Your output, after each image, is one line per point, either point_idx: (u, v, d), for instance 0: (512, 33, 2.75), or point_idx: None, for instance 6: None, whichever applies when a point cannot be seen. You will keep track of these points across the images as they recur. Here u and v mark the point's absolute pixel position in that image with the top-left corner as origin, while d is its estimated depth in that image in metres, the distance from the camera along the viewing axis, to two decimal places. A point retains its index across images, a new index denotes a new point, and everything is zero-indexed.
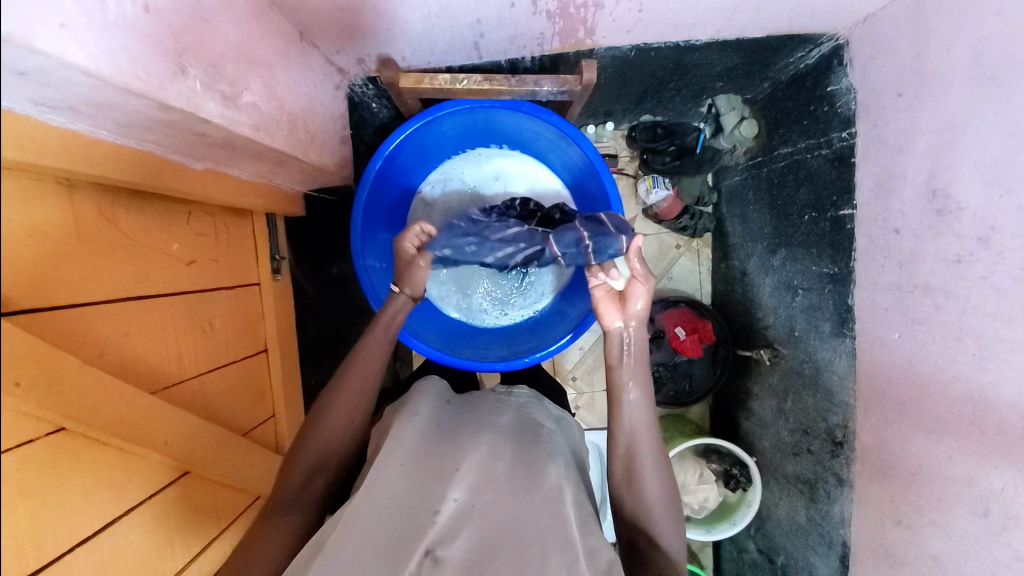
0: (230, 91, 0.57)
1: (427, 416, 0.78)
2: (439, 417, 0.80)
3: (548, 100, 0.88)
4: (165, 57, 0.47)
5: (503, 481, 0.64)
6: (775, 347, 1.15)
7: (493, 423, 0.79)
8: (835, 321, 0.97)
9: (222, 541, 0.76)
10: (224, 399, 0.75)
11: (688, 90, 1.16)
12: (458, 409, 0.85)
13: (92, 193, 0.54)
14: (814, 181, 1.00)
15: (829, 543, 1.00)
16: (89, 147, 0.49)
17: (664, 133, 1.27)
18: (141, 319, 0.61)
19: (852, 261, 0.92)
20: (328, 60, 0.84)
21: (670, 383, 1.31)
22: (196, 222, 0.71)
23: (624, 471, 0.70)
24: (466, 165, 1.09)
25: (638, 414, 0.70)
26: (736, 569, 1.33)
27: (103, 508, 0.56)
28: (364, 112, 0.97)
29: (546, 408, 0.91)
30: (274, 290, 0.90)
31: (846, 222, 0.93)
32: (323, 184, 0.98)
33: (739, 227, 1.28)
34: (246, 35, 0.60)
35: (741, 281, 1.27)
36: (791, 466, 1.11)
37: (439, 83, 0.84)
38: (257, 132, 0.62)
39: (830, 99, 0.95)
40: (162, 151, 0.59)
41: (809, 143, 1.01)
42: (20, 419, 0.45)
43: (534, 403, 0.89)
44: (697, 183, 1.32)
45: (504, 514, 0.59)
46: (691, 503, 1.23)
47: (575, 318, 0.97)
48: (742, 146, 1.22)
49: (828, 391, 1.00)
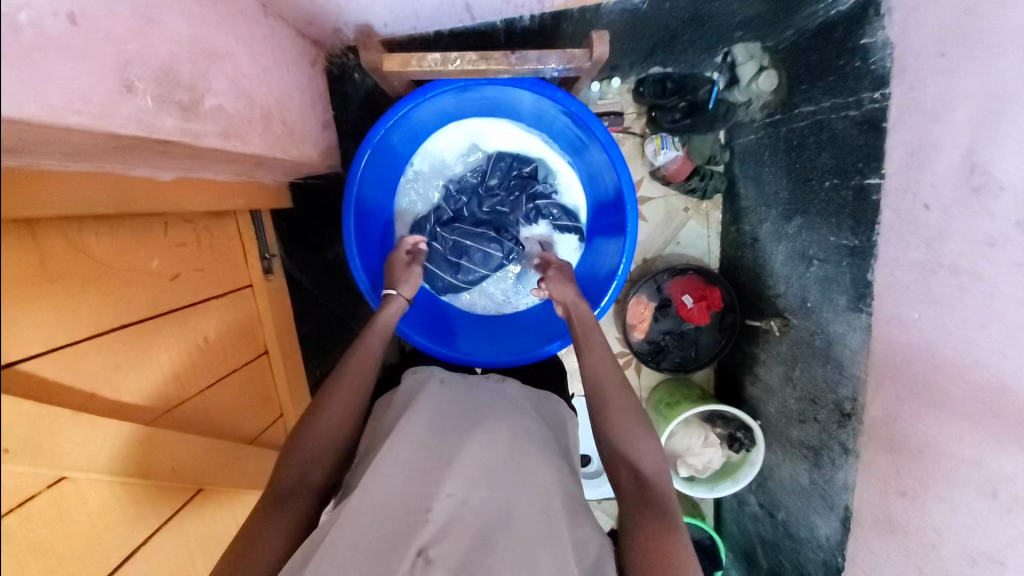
0: (189, 99, 0.50)
1: (429, 407, 0.75)
2: (437, 403, 0.76)
3: (555, 75, 0.82)
4: (105, 74, 0.40)
5: (514, 484, 0.63)
6: (785, 316, 1.13)
7: (501, 412, 0.77)
8: (851, 295, 0.93)
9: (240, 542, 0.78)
10: (230, 410, 0.74)
11: (702, 42, 1.09)
12: (451, 390, 0.82)
13: (56, 224, 0.49)
14: (838, 146, 0.93)
15: (830, 505, 1.03)
16: (41, 180, 0.43)
17: (675, 87, 1.20)
18: (128, 345, 0.58)
19: (875, 235, 0.87)
20: (299, 32, 0.75)
21: (676, 350, 1.30)
22: (175, 232, 0.65)
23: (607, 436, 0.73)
24: (453, 141, 1.01)
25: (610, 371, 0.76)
26: (737, 520, 1.39)
27: (122, 541, 0.56)
28: (347, 86, 0.89)
29: (547, 401, 0.90)
30: (268, 289, 0.86)
31: (871, 193, 0.87)
32: (311, 172, 0.91)
33: (753, 190, 1.21)
34: (200, 24, 0.51)
35: (752, 246, 1.22)
36: (795, 431, 1.12)
37: (430, 65, 0.77)
38: (227, 140, 0.55)
39: (863, 53, 0.86)
40: (124, 167, 0.52)
41: (835, 102, 0.93)
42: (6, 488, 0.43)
43: (529, 393, 0.88)
44: (708, 142, 1.25)
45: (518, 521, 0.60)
46: (696, 464, 1.24)
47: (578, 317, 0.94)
48: (760, 100, 1.14)
49: (838, 363, 0.98)
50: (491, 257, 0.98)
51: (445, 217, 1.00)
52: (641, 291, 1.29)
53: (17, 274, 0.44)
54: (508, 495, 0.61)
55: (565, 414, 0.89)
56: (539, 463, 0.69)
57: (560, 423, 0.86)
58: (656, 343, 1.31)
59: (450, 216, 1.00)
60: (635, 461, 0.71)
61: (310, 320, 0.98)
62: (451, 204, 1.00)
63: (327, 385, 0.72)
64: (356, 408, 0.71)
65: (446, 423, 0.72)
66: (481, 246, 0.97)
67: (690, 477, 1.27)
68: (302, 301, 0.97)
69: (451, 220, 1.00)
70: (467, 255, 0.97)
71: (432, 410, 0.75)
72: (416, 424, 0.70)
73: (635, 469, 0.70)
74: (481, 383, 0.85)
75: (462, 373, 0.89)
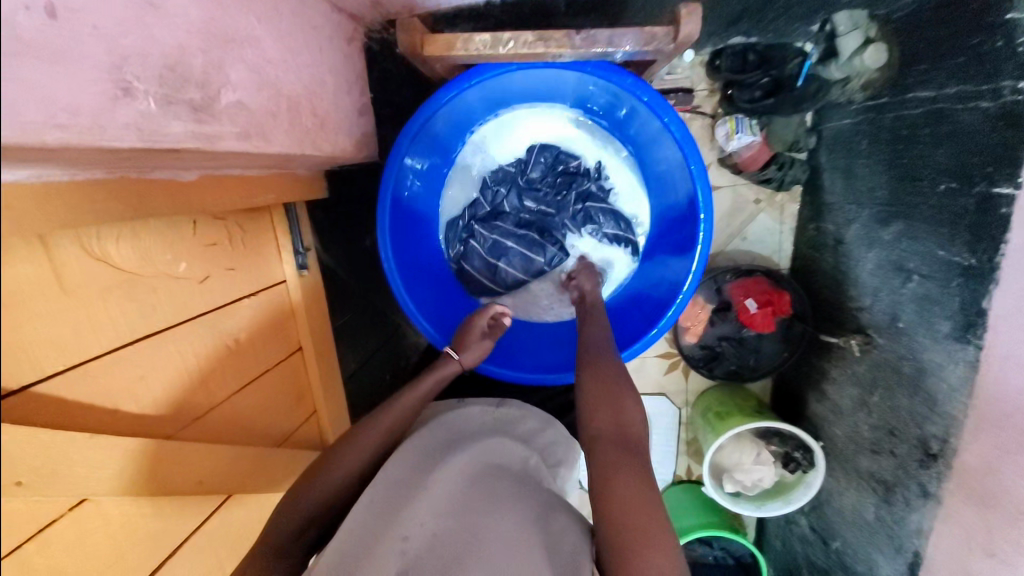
0: (202, 97, 0.44)
1: (433, 431, 0.75)
2: (432, 429, 0.75)
3: (623, 58, 0.72)
4: (94, 76, 0.34)
5: (501, 510, 0.60)
6: (869, 334, 0.99)
7: (495, 437, 0.75)
8: (958, 323, 0.79)
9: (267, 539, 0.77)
10: (262, 413, 0.72)
11: (800, 8, 0.93)
12: (459, 419, 0.80)
13: (73, 233, 0.45)
14: (959, 142, 0.77)
15: (898, 548, 0.92)
16: (56, 192, 0.39)
17: (757, 60, 1.05)
18: (152, 355, 0.55)
19: (998, 255, 0.72)
20: (335, 5, 0.67)
21: (732, 358, 1.20)
22: (205, 232, 0.61)
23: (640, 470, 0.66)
24: (498, 135, 0.93)
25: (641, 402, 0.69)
26: (783, 538, 1.29)
27: (148, 554, 0.55)
28: (387, 65, 0.81)
29: (555, 430, 0.86)
30: (304, 285, 0.82)
31: (999, 204, 0.72)
32: (348, 161, 0.85)
33: (840, 184, 1.05)
34: (216, 5, 0.44)
35: (835, 249, 1.07)
36: (866, 462, 1.00)
37: (477, 49, 0.68)
38: (248, 141, 0.49)
39: (1007, 31, 0.68)
40: (140, 169, 0.48)
41: (962, 90, 0.76)
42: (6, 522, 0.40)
43: (533, 418, 0.85)
44: (792, 125, 1.09)
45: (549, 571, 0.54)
46: (743, 480, 1.15)
47: (636, 330, 0.86)
48: (861, 79, 0.98)
49: (930, 397, 0.85)
50: (533, 263, 0.91)
51: (482, 213, 0.93)
52: (699, 291, 1.17)
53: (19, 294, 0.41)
54: (504, 525, 0.58)
55: (565, 447, 0.85)
56: (535, 496, 0.66)
57: (553, 457, 0.82)
58: (711, 350, 1.20)
59: (488, 212, 0.93)
60: None
61: (346, 311, 0.93)
62: (488, 197, 0.93)
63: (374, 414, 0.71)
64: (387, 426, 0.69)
65: (437, 447, 0.71)
66: (522, 250, 0.91)
67: (736, 493, 1.18)
68: (339, 292, 0.92)
69: (489, 216, 0.93)
70: (505, 259, 0.91)
71: (434, 435, 0.74)
72: (410, 448, 0.70)
73: None
74: (473, 406, 0.83)
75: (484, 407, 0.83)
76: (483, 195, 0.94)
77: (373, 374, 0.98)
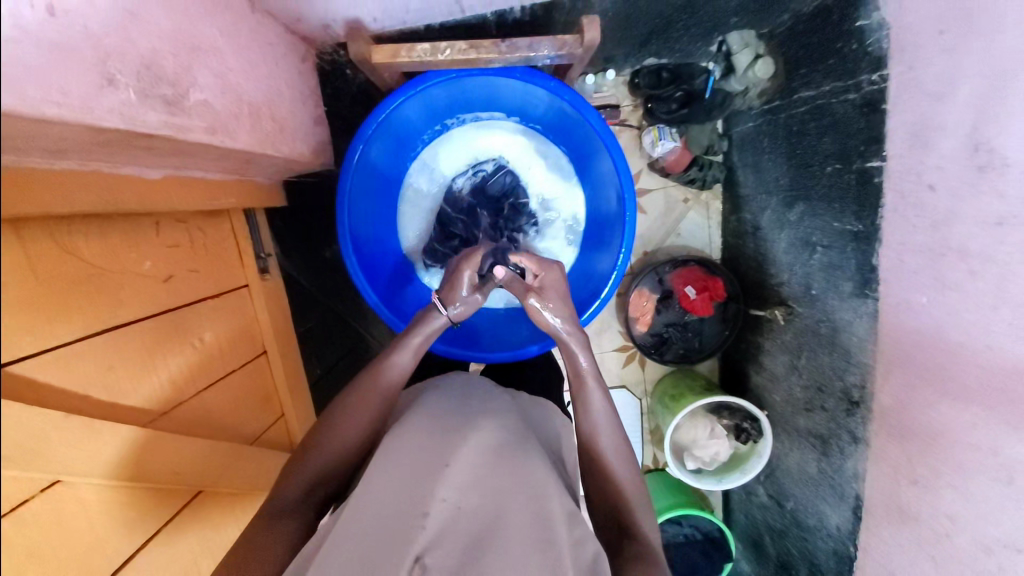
0: (175, 94, 0.50)
1: (431, 411, 0.70)
2: (428, 408, 0.71)
3: (548, 63, 0.82)
4: (87, 66, 0.40)
5: (513, 487, 0.59)
6: (789, 305, 1.12)
7: (492, 408, 0.74)
8: (857, 282, 0.91)
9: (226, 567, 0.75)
10: (228, 411, 0.74)
11: (697, 29, 1.05)
12: (452, 395, 0.76)
13: (44, 228, 0.48)
14: (839, 129, 0.91)
15: (841, 495, 1.01)
16: (31, 176, 0.43)
17: (671, 76, 1.17)
18: (120, 348, 0.57)
19: (879, 218, 0.85)
20: (288, 28, 0.75)
21: (680, 342, 1.30)
22: (167, 233, 0.65)
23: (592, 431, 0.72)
24: (443, 150, 1.01)
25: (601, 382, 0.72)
26: (745, 510, 1.37)
27: (121, 546, 0.56)
28: (338, 82, 0.89)
29: (551, 412, 0.84)
30: (265, 290, 0.86)
31: (873, 175, 0.85)
32: (301, 171, 0.91)
33: (752, 177, 1.19)
34: (182, 18, 0.51)
35: (754, 236, 1.21)
36: (803, 421, 1.10)
37: (419, 56, 0.77)
38: (214, 135, 0.56)
39: (859, 35, 0.84)
40: (110, 165, 0.52)
41: (835, 86, 0.91)
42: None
43: (534, 406, 0.83)
44: (706, 131, 1.24)
45: (555, 549, 0.53)
46: (702, 457, 1.23)
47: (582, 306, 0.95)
48: (757, 88, 1.12)
49: (845, 351, 0.96)
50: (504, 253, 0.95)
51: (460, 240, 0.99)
52: (643, 283, 1.27)
53: (13, 278, 0.43)
54: (516, 503, 0.57)
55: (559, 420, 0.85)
56: (532, 458, 0.65)
57: (554, 432, 0.81)
58: (660, 336, 1.30)
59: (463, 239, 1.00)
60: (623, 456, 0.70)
61: (310, 319, 0.98)
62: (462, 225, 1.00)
63: (345, 402, 0.70)
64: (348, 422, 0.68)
65: (439, 420, 0.67)
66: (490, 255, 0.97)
67: (698, 470, 1.26)
68: (300, 300, 0.97)
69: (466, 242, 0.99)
70: None
71: (434, 411, 0.70)
72: (411, 431, 0.66)
73: (621, 475, 0.69)
74: (475, 388, 0.80)
75: (458, 376, 0.86)
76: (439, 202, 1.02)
77: (338, 381, 1.01)
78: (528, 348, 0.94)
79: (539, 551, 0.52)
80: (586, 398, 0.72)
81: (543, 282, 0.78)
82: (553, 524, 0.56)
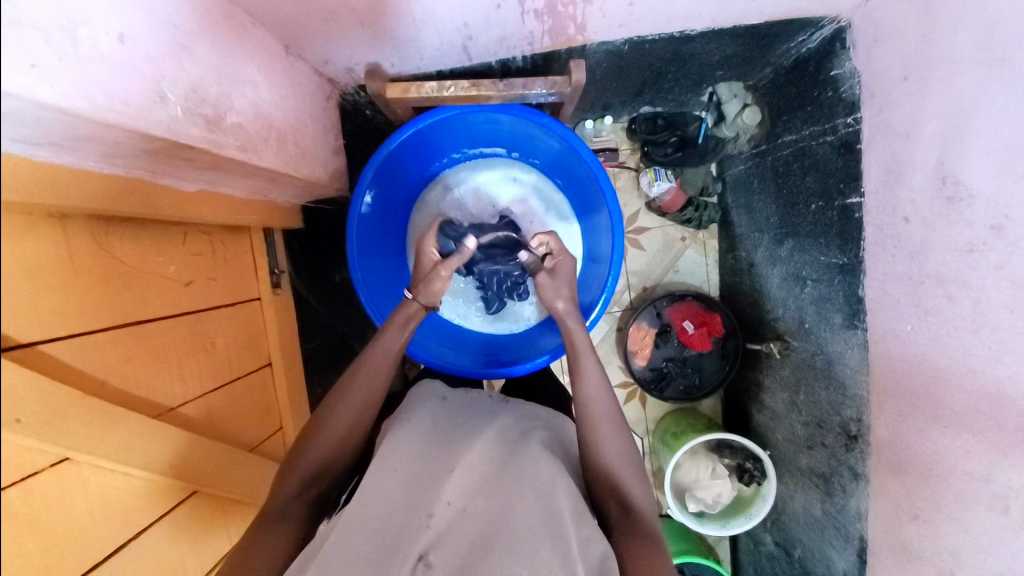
0: (213, 115, 0.60)
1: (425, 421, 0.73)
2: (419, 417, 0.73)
3: (545, 100, 0.91)
4: (139, 87, 0.48)
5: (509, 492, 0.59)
6: (785, 339, 1.13)
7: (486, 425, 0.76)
8: (845, 313, 0.93)
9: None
10: (229, 416, 0.77)
11: (686, 80, 1.13)
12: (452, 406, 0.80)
13: (87, 226, 0.54)
14: (820, 169, 0.97)
15: (845, 537, 0.98)
16: (96, 181, 0.50)
17: (665, 123, 1.25)
18: (140, 343, 0.62)
19: (862, 250, 0.88)
20: (316, 70, 0.86)
21: (679, 378, 1.30)
22: (193, 242, 0.72)
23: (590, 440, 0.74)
24: (460, 176, 1.11)
25: (597, 396, 0.74)
26: (754, 563, 1.31)
27: (115, 532, 0.58)
28: (357, 120, 0.99)
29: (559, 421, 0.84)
30: (274, 303, 0.92)
31: (853, 211, 0.89)
32: (319, 197, 0.99)
33: (745, 218, 1.25)
34: (218, 55, 0.61)
35: (749, 272, 1.25)
36: (805, 459, 1.08)
37: (427, 92, 0.86)
38: (243, 152, 0.65)
39: (834, 84, 0.92)
40: (152, 177, 0.58)
41: (814, 130, 0.98)
42: (22, 454, 0.46)
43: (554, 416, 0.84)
44: (700, 174, 1.30)
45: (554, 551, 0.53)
46: (704, 498, 1.20)
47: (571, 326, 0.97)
48: (746, 134, 1.19)
49: (840, 383, 0.96)
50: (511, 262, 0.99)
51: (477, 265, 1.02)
52: (641, 317, 1.30)
53: (53, 265, 0.49)
54: (513, 505, 0.57)
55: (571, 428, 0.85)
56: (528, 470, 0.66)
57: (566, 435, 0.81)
58: (659, 370, 1.30)
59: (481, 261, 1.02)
60: (610, 471, 0.71)
61: (316, 337, 1.03)
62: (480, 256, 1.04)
63: (329, 403, 0.73)
64: (344, 426, 0.72)
65: (435, 432, 0.70)
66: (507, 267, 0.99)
67: (700, 513, 1.22)
68: (308, 319, 1.02)
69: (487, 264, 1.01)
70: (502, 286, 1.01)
71: (427, 421, 0.73)
72: (408, 439, 0.67)
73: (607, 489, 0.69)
74: (478, 399, 0.83)
75: (461, 390, 0.86)
76: (452, 216, 1.09)
77: None
78: (533, 359, 0.97)
79: (548, 547, 0.53)
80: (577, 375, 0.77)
81: (557, 265, 0.83)
82: (562, 520, 0.57)
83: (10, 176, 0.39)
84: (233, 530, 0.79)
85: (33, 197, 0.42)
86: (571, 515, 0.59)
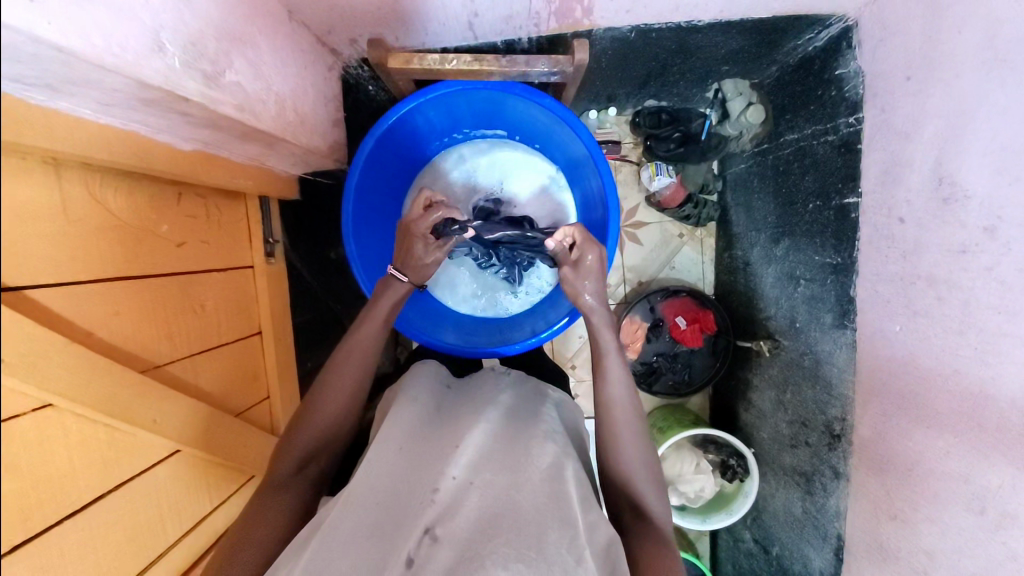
0: (211, 71, 0.61)
1: (422, 400, 0.73)
2: (415, 394, 0.74)
3: (559, 78, 0.90)
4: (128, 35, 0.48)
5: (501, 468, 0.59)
6: (776, 338, 1.14)
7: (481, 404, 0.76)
8: (836, 313, 0.93)
9: (189, 541, 0.75)
10: (213, 379, 0.77)
11: (692, 74, 1.13)
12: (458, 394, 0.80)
13: (81, 174, 0.53)
14: (820, 169, 0.97)
15: (823, 536, 0.98)
16: (92, 129, 0.49)
17: (669, 118, 1.25)
18: (131, 300, 0.62)
19: (856, 251, 0.89)
20: (319, 39, 0.86)
21: (669, 373, 1.31)
22: (186, 203, 0.72)
23: (605, 431, 0.75)
24: (461, 155, 1.12)
25: (618, 391, 0.75)
26: (732, 559, 1.32)
27: (93, 483, 0.58)
28: (359, 94, 0.99)
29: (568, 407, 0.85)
30: (268, 272, 0.92)
31: (850, 211, 0.89)
32: (318, 169, 0.99)
33: (743, 217, 1.25)
34: (219, 13, 0.61)
35: (744, 271, 1.25)
36: (788, 458, 1.09)
37: (429, 64, 0.86)
38: (240, 112, 0.66)
39: (838, 83, 0.92)
40: (148, 131, 0.58)
41: (816, 129, 0.98)
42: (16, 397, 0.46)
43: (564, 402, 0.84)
44: (701, 171, 1.31)
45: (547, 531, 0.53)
46: (687, 492, 1.22)
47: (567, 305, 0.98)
48: (749, 133, 1.20)
49: (827, 383, 0.97)
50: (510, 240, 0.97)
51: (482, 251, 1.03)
52: (635, 311, 1.30)
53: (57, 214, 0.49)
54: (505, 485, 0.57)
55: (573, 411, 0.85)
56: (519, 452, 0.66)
57: (571, 422, 0.82)
58: (649, 365, 1.31)
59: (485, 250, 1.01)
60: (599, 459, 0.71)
61: (307, 312, 1.03)
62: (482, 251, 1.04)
63: (324, 375, 0.74)
64: (334, 398, 0.73)
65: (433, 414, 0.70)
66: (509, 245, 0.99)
67: (681, 506, 1.24)
68: (302, 292, 1.03)
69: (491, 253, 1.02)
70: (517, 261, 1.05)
71: (428, 403, 0.73)
72: (409, 416, 0.67)
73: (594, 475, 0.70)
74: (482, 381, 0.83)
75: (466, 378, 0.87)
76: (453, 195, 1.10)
77: None
78: (544, 329, 0.97)
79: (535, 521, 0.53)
80: (601, 375, 0.77)
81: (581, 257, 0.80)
82: (563, 499, 0.57)
83: (24, 121, 0.39)
84: (212, 497, 0.79)
85: (43, 142, 0.43)
86: (576, 498, 0.58)
